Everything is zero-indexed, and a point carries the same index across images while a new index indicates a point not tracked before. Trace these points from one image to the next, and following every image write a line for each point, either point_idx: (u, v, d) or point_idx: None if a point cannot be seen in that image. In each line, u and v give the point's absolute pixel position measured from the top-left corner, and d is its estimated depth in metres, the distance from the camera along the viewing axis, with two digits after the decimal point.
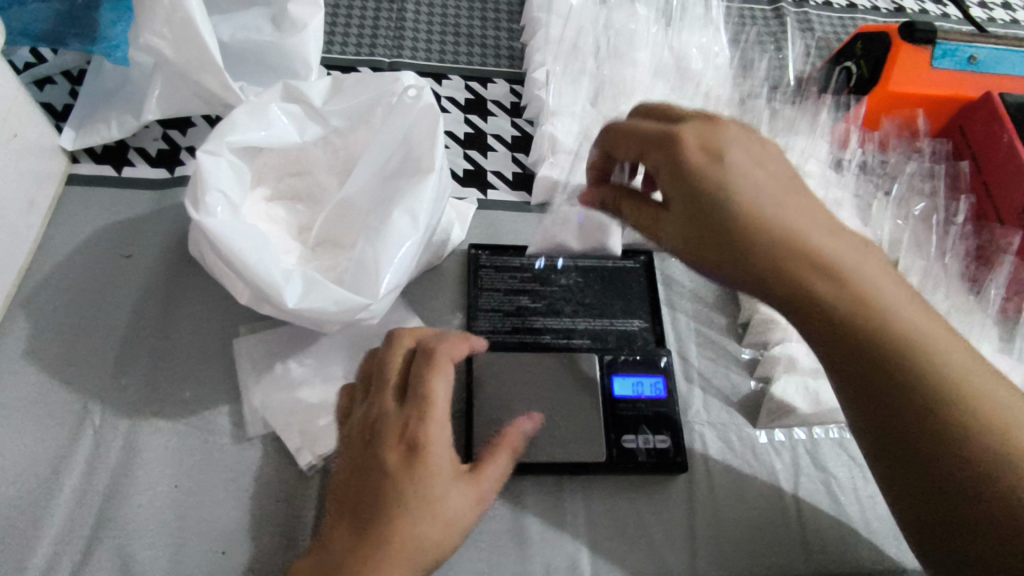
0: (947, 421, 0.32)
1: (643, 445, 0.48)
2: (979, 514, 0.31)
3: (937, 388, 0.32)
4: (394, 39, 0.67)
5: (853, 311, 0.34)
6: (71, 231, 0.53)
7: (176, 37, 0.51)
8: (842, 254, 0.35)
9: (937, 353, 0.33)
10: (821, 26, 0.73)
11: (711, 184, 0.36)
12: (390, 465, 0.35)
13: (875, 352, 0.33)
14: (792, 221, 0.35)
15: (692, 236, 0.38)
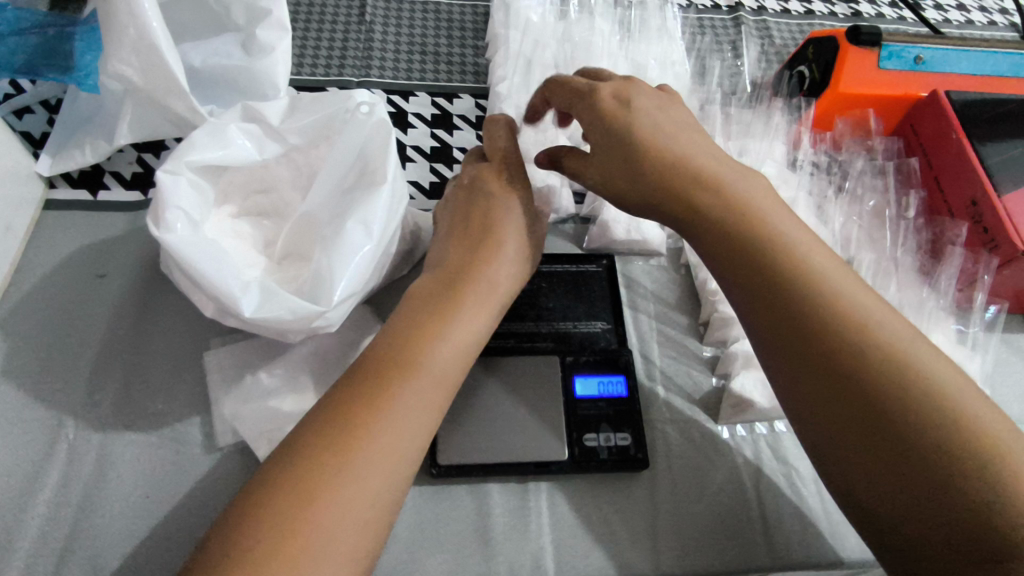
0: (806, 298, 0.37)
1: (604, 443, 0.49)
2: (838, 376, 0.34)
3: (832, 315, 0.36)
4: (363, 59, 0.70)
5: (733, 218, 0.40)
6: (48, 253, 0.55)
7: (143, 64, 0.53)
8: (749, 199, 0.41)
9: (799, 251, 0.38)
10: (779, 33, 0.75)
11: (627, 125, 0.45)
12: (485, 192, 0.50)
13: (775, 265, 0.38)
14: (684, 152, 0.44)
15: (613, 166, 0.45)
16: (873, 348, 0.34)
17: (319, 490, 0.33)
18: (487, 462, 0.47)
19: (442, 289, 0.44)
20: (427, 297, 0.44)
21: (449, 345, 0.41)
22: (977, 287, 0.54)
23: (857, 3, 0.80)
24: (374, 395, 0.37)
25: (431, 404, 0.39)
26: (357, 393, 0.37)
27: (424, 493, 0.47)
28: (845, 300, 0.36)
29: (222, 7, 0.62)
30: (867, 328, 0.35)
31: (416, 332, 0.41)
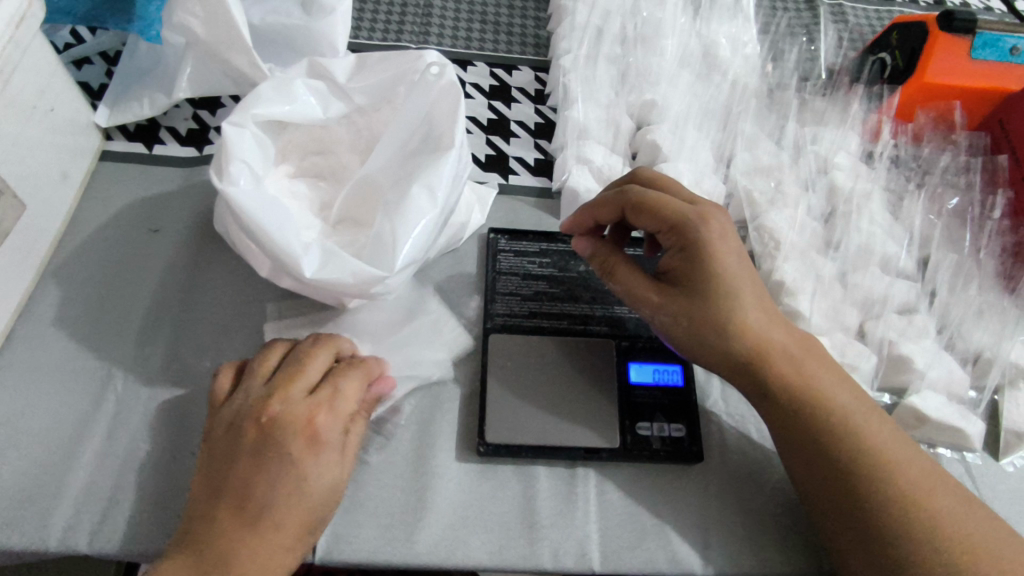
0: (839, 455, 0.40)
1: (658, 433, 0.47)
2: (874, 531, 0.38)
3: (869, 462, 0.39)
4: (421, 25, 0.68)
5: (761, 363, 0.42)
6: (103, 205, 0.54)
7: (207, 15, 0.51)
8: (790, 340, 0.42)
9: (828, 399, 0.41)
10: (857, 18, 0.72)
11: (707, 259, 0.42)
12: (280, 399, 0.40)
13: (808, 419, 0.41)
14: (737, 291, 0.42)
15: (695, 313, 0.42)
16: (906, 493, 0.38)
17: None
18: (536, 443, 0.46)
19: (315, 365, 0.42)
20: (298, 368, 0.42)
21: (330, 423, 0.40)
22: None
23: None
24: (264, 478, 0.38)
25: (335, 472, 0.40)
26: (252, 473, 0.38)
27: (470, 470, 0.46)
28: (880, 447, 0.40)
29: None
30: (900, 472, 0.39)
31: (295, 409, 0.40)
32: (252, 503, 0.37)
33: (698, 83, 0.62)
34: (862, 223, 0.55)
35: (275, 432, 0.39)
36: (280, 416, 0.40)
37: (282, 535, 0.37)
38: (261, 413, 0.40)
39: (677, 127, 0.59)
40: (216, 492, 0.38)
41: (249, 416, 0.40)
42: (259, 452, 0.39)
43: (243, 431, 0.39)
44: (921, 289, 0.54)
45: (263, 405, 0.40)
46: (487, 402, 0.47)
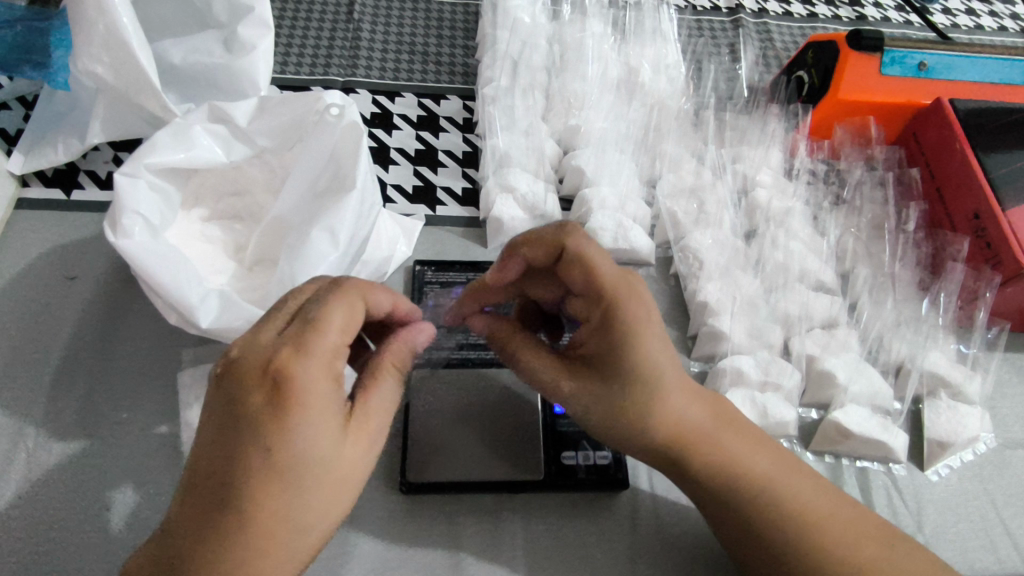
0: (763, 522, 0.38)
1: (583, 461, 0.47)
2: None
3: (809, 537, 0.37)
4: (349, 58, 0.68)
5: (679, 442, 0.39)
6: (18, 254, 0.53)
7: (114, 62, 0.50)
8: (699, 419, 0.40)
9: (743, 465, 0.39)
10: (780, 37, 0.74)
11: (631, 347, 0.36)
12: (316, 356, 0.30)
13: (731, 491, 0.39)
14: (660, 377, 0.37)
15: (610, 402, 0.38)
16: (820, 537, 0.37)
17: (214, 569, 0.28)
18: (460, 481, 0.45)
19: (338, 320, 0.32)
20: (316, 320, 0.31)
21: (375, 401, 0.34)
22: (978, 305, 0.52)
23: (862, 6, 0.78)
24: (258, 448, 0.29)
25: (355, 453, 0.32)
26: (235, 441, 0.29)
27: (395, 512, 0.45)
28: (808, 514, 0.38)
29: (204, 5, 0.61)
30: (803, 508, 0.39)
31: (303, 377, 0.29)
32: (283, 464, 0.29)
33: (623, 107, 0.63)
34: (782, 240, 0.56)
35: (239, 393, 0.29)
36: (287, 385, 0.29)
37: (300, 516, 0.30)
38: (271, 371, 0.29)
39: (602, 152, 0.59)
40: (206, 462, 0.30)
41: (252, 372, 0.30)
42: (252, 423, 0.29)
43: (247, 393, 0.29)
44: (844, 303, 0.54)
45: (243, 372, 0.30)
46: (411, 440, 0.46)
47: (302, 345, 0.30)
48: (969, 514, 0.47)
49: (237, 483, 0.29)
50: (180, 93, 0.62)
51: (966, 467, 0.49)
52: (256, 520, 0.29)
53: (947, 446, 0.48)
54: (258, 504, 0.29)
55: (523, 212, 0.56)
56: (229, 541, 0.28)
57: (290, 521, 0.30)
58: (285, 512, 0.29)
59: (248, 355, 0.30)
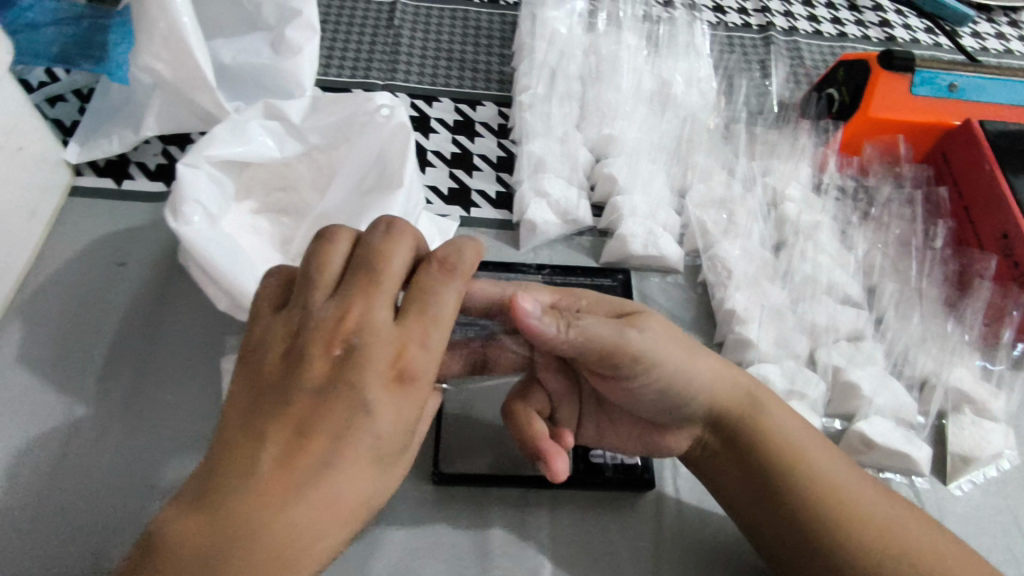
0: (799, 485, 0.40)
1: (611, 460, 0.48)
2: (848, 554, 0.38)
3: (840, 502, 0.39)
4: (389, 62, 0.70)
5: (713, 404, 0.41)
6: (71, 240, 0.56)
7: (171, 58, 0.53)
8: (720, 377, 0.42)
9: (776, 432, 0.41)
10: (810, 55, 0.75)
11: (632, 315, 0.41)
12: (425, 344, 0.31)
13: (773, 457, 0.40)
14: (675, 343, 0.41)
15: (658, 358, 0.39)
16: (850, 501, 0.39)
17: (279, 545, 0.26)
18: (490, 473, 0.47)
19: (447, 308, 0.32)
20: (431, 308, 0.32)
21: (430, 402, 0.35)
22: (1004, 323, 0.53)
23: (891, 28, 0.80)
24: (369, 440, 0.28)
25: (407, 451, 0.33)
26: (343, 426, 0.28)
27: (425, 500, 0.46)
28: (840, 482, 0.40)
29: (255, 8, 0.64)
30: (831, 485, 0.40)
31: (421, 365, 0.30)
32: (370, 449, 0.29)
33: (655, 118, 0.65)
34: (810, 252, 0.57)
35: (362, 374, 0.29)
36: (414, 372, 0.30)
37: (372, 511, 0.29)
38: (403, 363, 0.30)
39: (634, 161, 0.61)
40: (298, 451, 0.27)
41: (375, 362, 0.29)
42: (368, 407, 0.28)
43: (378, 379, 0.29)
44: (870, 316, 0.55)
45: (367, 352, 0.29)
46: (444, 431, 0.48)
47: (429, 338, 0.31)
48: (992, 529, 0.47)
49: (325, 466, 0.27)
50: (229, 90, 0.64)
51: (990, 483, 0.50)
52: (345, 519, 0.28)
53: (969, 461, 0.49)
54: (354, 501, 0.28)
55: (555, 216, 0.58)
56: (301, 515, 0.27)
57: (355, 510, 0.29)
58: (364, 509, 0.29)
59: (372, 340, 0.29)
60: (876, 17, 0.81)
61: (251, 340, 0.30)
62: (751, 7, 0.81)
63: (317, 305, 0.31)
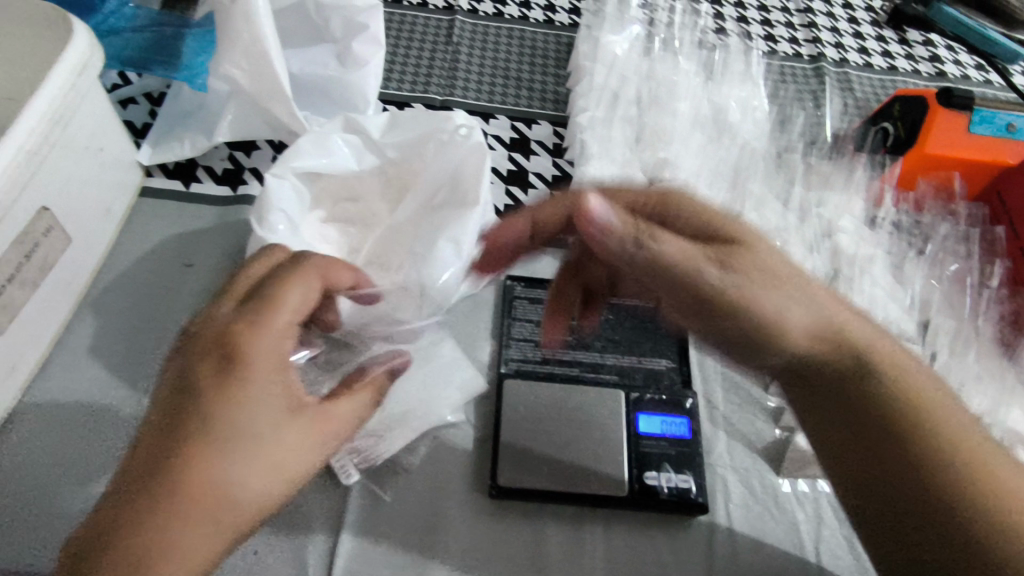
0: (898, 414, 0.39)
1: (665, 483, 0.48)
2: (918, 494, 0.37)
3: (925, 435, 0.38)
4: (448, 78, 0.72)
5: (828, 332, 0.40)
6: (142, 240, 0.58)
7: (251, 69, 0.54)
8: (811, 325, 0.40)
9: (880, 374, 0.40)
10: (861, 87, 0.76)
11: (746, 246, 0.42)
12: (248, 336, 0.37)
13: (873, 389, 0.39)
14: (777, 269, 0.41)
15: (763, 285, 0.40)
16: (944, 438, 0.38)
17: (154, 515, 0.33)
18: (546, 490, 0.47)
19: (290, 304, 0.39)
20: (270, 304, 0.39)
21: (341, 411, 0.40)
22: None
23: (941, 63, 0.80)
24: (200, 418, 0.35)
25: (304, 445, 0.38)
26: (177, 405, 0.35)
27: (482, 513, 0.48)
28: (937, 420, 0.39)
29: (323, 21, 0.66)
30: (925, 419, 0.38)
31: (257, 353, 0.37)
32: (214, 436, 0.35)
33: (711, 143, 0.65)
34: (863, 285, 0.57)
35: (195, 363, 0.37)
36: (249, 356, 0.37)
37: (259, 493, 0.36)
38: (225, 339, 0.37)
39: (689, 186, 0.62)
40: (151, 419, 0.36)
41: (213, 344, 0.37)
42: (199, 390, 0.36)
43: (195, 359, 0.37)
44: (924, 353, 0.55)
45: (199, 347, 0.37)
46: (500, 446, 0.49)
47: (258, 316, 0.38)
48: None
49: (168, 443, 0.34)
50: (300, 102, 0.66)
51: None
52: (174, 483, 0.33)
53: None
54: (180, 470, 0.34)
55: None
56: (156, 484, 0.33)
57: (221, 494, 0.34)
58: (216, 482, 0.34)
59: (213, 327, 0.38)
60: (925, 52, 0.82)
61: (184, 339, 0.39)
62: (803, 35, 0.81)
63: (217, 307, 0.39)
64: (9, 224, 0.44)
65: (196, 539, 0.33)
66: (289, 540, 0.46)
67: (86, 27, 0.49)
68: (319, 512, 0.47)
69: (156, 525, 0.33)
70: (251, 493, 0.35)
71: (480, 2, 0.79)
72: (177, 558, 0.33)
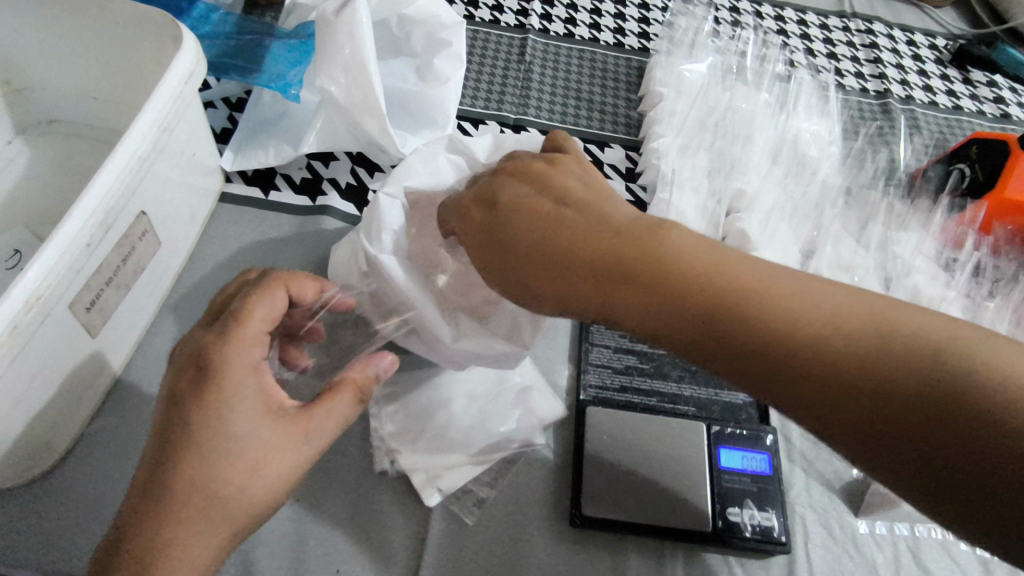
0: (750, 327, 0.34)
1: (748, 520, 0.48)
2: (886, 388, 0.31)
3: (804, 332, 0.33)
4: (521, 97, 0.72)
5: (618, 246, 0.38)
6: (221, 246, 0.58)
7: (349, 82, 0.55)
8: (703, 245, 0.38)
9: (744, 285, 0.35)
10: (928, 126, 0.76)
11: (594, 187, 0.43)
12: (221, 349, 0.38)
13: (699, 292, 0.35)
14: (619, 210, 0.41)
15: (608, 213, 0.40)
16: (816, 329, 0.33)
17: (154, 521, 0.35)
18: (629, 522, 0.47)
19: (255, 320, 0.40)
20: (240, 318, 0.39)
21: (321, 410, 0.40)
22: None
23: (1007, 104, 0.80)
24: (184, 426, 0.36)
25: (285, 448, 0.38)
26: (166, 418, 0.37)
27: (562, 540, 0.47)
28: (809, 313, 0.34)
29: (404, 34, 0.66)
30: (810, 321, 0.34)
31: (224, 364, 0.38)
32: (200, 444, 0.36)
33: (786, 177, 0.65)
34: None
35: (176, 379, 0.38)
36: (209, 366, 0.37)
37: (246, 495, 0.37)
38: (198, 354, 0.38)
39: (767, 220, 0.62)
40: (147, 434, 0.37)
41: (188, 360, 0.38)
42: (179, 402, 0.37)
43: (178, 375, 0.38)
44: None
45: (180, 363, 0.38)
46: (583, 473, 0.49)
47: (226, 332, 0.39)
48: None
49: (162, 452, 0.36)
50: (391, 121, 0.64)
51: None
52: (172, 490, 0.35)
53: None
54: (176, 476, 0.35)
55: None
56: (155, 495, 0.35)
57: (207, 500, 0.36)
58: (204, 486, 0.36)
59: (189, 347, 0.39)
60: (990, 92, 0.81)
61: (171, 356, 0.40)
62: (869, 70, 0.81)
63: (191, 328, 0.41)
64: (118, 225, 0.44)
65: (197, 539, 0.35)
66: (371, 558, 0.46)
67: (194, 41, 0.49)
68: (402, 531, 0.47)
69: (158, 531, 0.34)
70: (245, 495, 0.37)
71: (551, 21, 0.79)
72: (185, 562, 0.35)
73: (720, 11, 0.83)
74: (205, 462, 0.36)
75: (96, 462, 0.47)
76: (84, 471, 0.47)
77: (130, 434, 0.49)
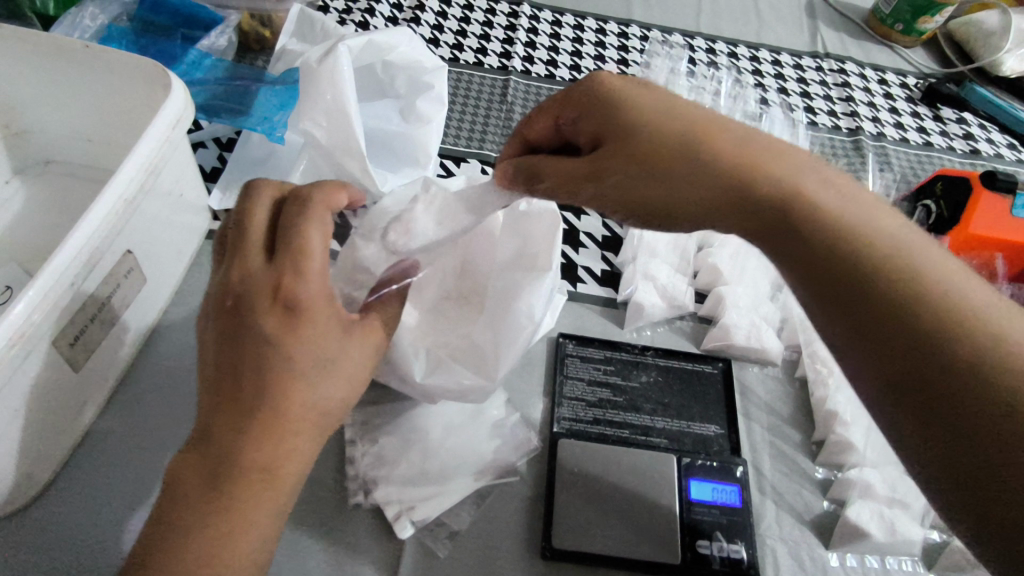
0: (871, 271, 0.34)
1: (718, 553, 0.49)
2: (963, 379, 0.31)
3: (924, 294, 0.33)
4: (502, 136, 0.75)
5: (759, 173, 0.38)
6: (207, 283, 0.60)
7: (331, 125, 0.58)
8: (846, 198, 0.37)
9: (872, 239, 0.35)
10: (899, 162, 0.79)
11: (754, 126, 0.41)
12: (301, 284, 0.38)
13: (828, 230, 0.36)
14: (775, 143, 0.40)
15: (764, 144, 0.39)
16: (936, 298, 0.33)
17: (272, 448, 0.36)
18: (599, 552, 0.48)
19: (317, 249, 0.39)
20: (302, 248, 0.38)
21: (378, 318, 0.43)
22: None
23: (976, 140, 0.83)
24: (280, 356, 0.37)
25: (363, 351, 0.42)
26: (256, 350, 0.37)
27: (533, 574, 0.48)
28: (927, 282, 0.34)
29: (388, 78, 0.68)
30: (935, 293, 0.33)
31: (305, 290, 0.38)
32: (300, 369, 0.37)
33: None
34: None
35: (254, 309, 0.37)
36: (295, 296, 0.38)
37: (335, 409, 0.40)
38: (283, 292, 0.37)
39: (735, 256, 0.66)
40: (215, 380, 0.37)
41: (266, 299, 0.37)
42: (270, 336, 0.37)
43: (259, 312, 0.37)
44: None
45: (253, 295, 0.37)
46: (554, 506, 0.49)
47: (296, 267, 0.38)
48: None
49: (255, 386, 0.37)
50: (372, 160, 0.67)
51: None
52: (284, 413, 0.37)
53: None
54: (285, 399, 0.37)
55: (662, 301, 0.62)
56: (258, 427, 0.36)
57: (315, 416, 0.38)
58: (308, 407, 0.38)
59: (253, 286, 0.38)
60: (959, 129, 0.84)
61: (219, 300, 0.39)
62: (841, 108, 0.84)
63: (246, 260, 0.39)
64: (104, 262, 0.46)
65: (304, 453, 0.38)
66: None
67: (183, 87, 0.51)
68: (374, 565, 0.47)
69: (273, 460, 0.36)
70: (338, 406, 0.40)
71: (534, 62, 0.83)
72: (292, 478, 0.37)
73: (696, 52, 0.86)
74: (306, 382, 0.38)
75: (74, 496, 0.48)
76: (61, 505, 0.48)
77: (111, 467, 0.50)
